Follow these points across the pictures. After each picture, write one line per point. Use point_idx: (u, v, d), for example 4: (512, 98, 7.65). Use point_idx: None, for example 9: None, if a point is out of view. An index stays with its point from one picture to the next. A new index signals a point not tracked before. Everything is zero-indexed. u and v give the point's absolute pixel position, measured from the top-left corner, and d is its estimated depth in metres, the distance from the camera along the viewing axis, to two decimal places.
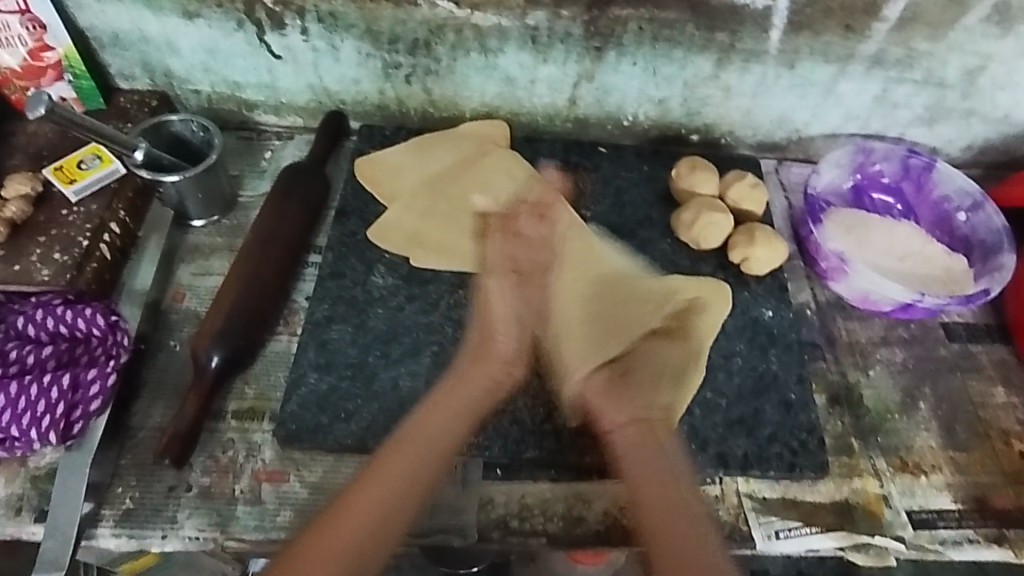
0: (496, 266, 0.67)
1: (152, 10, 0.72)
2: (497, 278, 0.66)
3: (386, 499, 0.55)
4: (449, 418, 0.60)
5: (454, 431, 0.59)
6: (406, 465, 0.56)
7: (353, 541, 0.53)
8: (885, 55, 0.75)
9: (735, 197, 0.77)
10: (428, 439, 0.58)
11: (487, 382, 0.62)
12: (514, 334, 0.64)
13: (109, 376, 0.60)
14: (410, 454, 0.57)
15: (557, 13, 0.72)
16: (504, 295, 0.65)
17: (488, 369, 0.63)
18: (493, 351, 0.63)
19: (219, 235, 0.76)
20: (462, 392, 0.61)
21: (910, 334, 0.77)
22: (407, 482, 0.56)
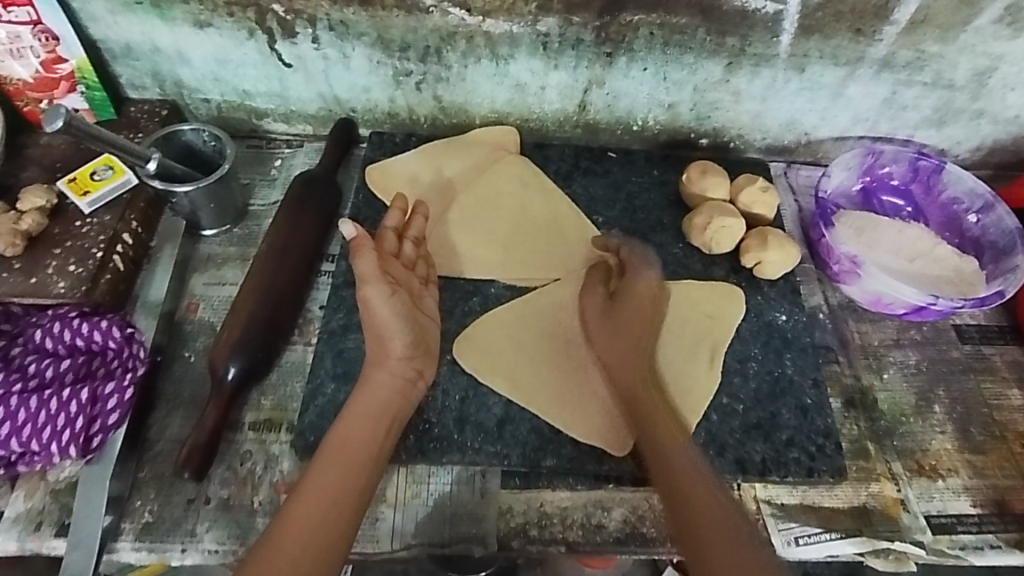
0: (368, 275, 0.61)
1: (164, 20, 0.72)
2: (373, 286, 0.61)
3: (326, 500, 0.54)
4: (365, 423, 0.58)
5: (369, 436, 0.58)
6: (336, 472, 0.55)
7: (312, 535, 0.52)
8: (895, 58, 0.75)
9: (746, 201, 0.77)
10: (347, 446, 0.57)
11: (398, 385, 0.61)
12: (405, 332, 0.62)
13: (127, 390, 0.60)
14: (335, 463, 0.56)
15: (568, 20, 0.72)
16: (381, 298, 0.61)
17: (388, 372, 0.61)
18: (385, 355, 0.62)
19: (231, 244, 0.76)
20: (374, 396, 0.60)
21: (921, 337, 0.77)
22: (341, 488, 0.54)
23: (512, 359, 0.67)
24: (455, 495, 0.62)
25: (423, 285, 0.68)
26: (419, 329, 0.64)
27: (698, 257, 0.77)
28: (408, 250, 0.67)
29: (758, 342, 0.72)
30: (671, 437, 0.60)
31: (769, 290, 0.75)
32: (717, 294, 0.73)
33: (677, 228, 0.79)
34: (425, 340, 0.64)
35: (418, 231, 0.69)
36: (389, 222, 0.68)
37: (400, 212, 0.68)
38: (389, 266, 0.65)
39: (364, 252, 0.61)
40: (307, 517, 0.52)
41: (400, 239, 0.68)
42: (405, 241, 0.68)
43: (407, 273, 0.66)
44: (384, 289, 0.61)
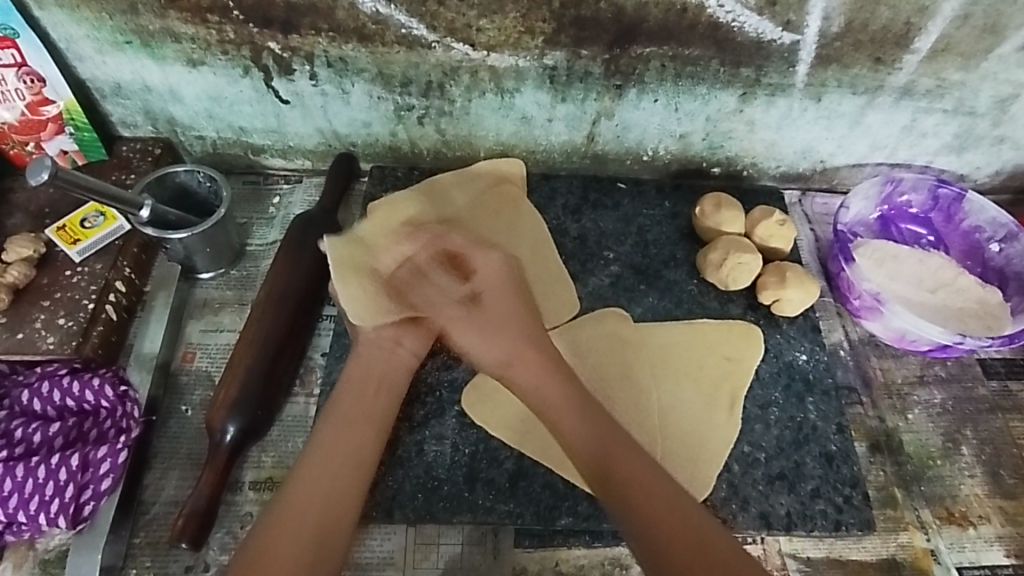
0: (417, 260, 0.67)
1: (154, 58, 0.69)
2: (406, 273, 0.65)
3: (326, 475, 0.52)
4: (373, 395, 0.59)
5: (372, 408, 0.58)
6: (339, 446, 0.54)
7: (315, 522, 0.50)
8: (915, 86, 0.73)
9: (763, 235, 0.74)
10: (353, 417, 0.57)
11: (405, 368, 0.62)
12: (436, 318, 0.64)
13: (120, 453, 0.57)
14: (337, 437, 0.55)
15: (576, 53, 0.69)
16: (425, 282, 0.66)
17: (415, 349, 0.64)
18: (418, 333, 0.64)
19: (229, 287, 0.73)
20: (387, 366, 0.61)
21: (946, 373, 0.73)
22: (343, 460, 0.54)
23: (520, 410, 0.64)
24: (466, 557, 0.59)
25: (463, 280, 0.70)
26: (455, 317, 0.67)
27: (713, 294, 0.74)
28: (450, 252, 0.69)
29: (778, 385, 0.69)
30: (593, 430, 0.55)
31: (788, 327, 0.73)
32: (737, 335, 0.70)
33: (691, 263, 0.76)
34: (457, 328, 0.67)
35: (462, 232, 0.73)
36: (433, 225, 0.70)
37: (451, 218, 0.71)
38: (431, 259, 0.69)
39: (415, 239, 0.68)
40: (300, 508, 0.50)
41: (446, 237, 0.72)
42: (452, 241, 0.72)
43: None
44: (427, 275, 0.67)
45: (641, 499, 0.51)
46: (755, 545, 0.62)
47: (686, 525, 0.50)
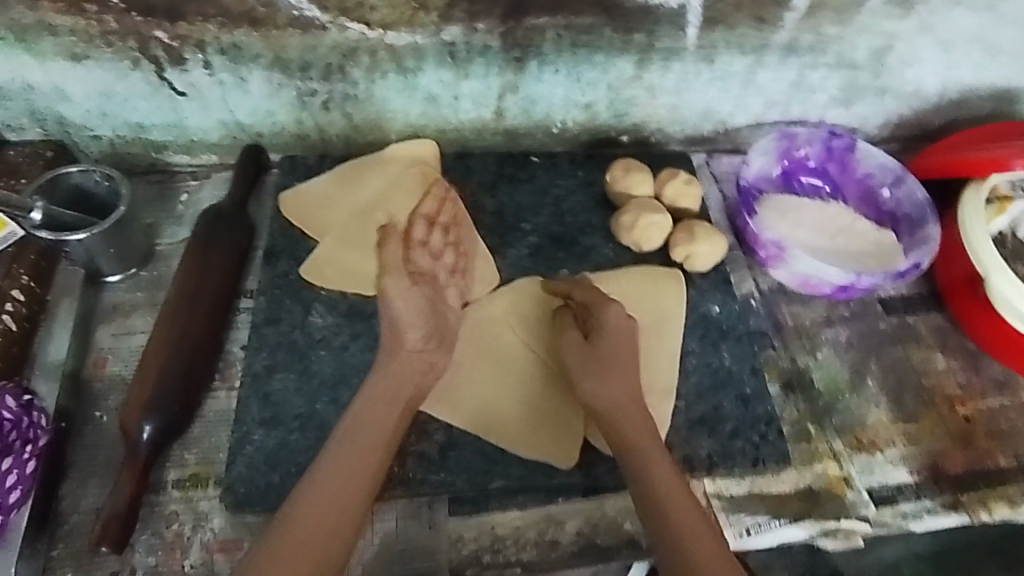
0: (391, 264, 0.59)
1: (33, 55, 0.66)
2: (394, 276, 0.59)
3: (341, 490, 0.52)
4: (384, 398, 0.57)
5: (387, 417, 0.57)
6: (353, 457, 0.54)
7: (313, 535, 0.50)
8: (798, 42, 0.77)
9: (672, 196, 0.78)
10: (367, 425, 0.56)
11: (411, 374, 0.59)
12: (423, 325, 0.60)
13: (28, 463, 0.55)
14: (353, 446, 0.54)
15: (472, 27, 0.70)
16: (400, 293, 0.59)
17: (402, 363, 0.59)
18: (400, 345, 0.60)
19: (139, 289, 0.71)
20: (392, 381, 0.58)
21: (850, 312, 0.78)
22: (353, 478, 0.53)
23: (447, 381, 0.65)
24: (402, 531, 0.60)
25: (448, 276, 0.66)
26: (438, 321, 0.62)
27: (629, 257, 0.77)
28: (435, 239, 0.67)
29: (694, 336, 0.72)
30: (630, 429, 0.58)
31: (701, 282, 0.76)
32: (653, 290, 0.73)
33: (606, 229, 0.78)
34: (443, 332, 0.63)
35: (447, 220, 0.70)
36: (423, 210, 0.69)
37: (435, 203, 0.70)
38: (414, 254, 0.64)
39: (392, 243, 0.59)
40: (307, 520, 0.50)
41: (430, 227, 0.68)
42: (434, 230, 0.67)
43: (433, 262, 0.65)
44: (406, 280, 0.59)
45: (676, 503, 0.53)
46: None
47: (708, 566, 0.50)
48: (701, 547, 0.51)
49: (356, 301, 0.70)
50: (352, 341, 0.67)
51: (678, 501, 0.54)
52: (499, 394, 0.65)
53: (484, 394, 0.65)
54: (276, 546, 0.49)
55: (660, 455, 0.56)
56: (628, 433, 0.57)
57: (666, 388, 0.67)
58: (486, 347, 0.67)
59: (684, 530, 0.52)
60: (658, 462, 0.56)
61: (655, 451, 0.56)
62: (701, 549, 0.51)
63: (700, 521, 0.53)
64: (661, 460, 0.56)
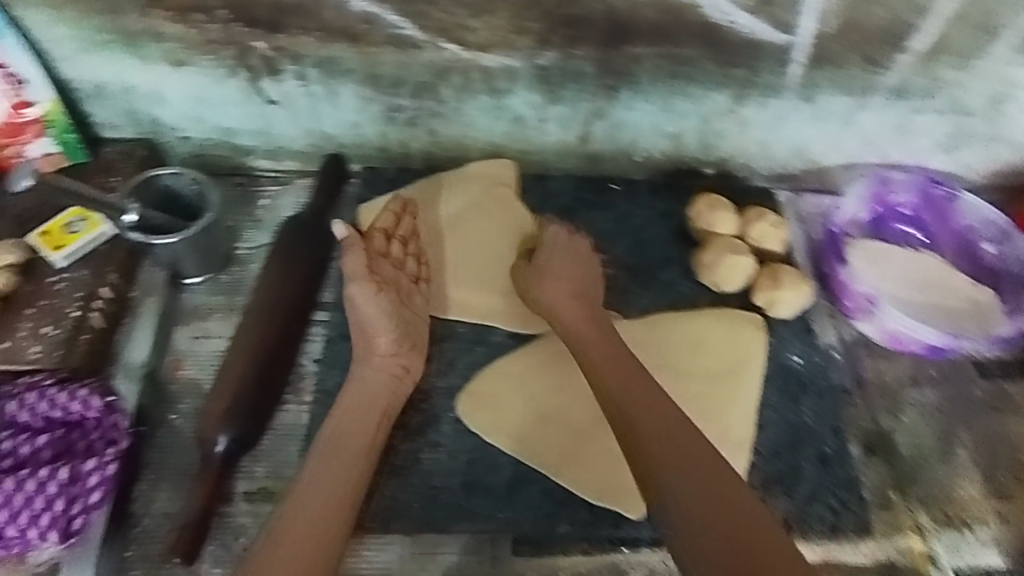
0: (357, 272, 0.61)
1: (138, 58, 0.67)
2: (359, 282, 0.61)
3: (323, 495, 0.53)
4: (358, 417, 0.59)
5: (360, 433, 0.58)
6: (331, 476, 0.54)
7: (305, 550, 0.50)
8: (908, 85, 0.73)
9: (757, 236, 0.74)
10: (342, 443, 0.57)
11: (382, 381, 0.61)
12: (390, 328, 0.61)
13: (109, 465, 0.57)
14: (329, 463, 0.55)
15: (569, 53, 0.68)
16: (369, 298, 0.61)
17: (373, 368, 0.61)
18: (371, 350, 0.62)
19: (217, 293, 0.72)
20: (363, 392, 0.60)
21: (940, 374, 0.73)
22: (332, 482, 0.54)
23: (520, 414, 0.64)
24: (464, 567, 0.58)
25: (413, 284, 0.67)
26: (407, 324, 0.64)
27: (708, 297, 0.74)
28: (396, 250, 0.67)
29: (773, 388, 0.69)
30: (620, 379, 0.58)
31: (781, 329, 0.73)
32: (736, 335, 0.70)
33: (685, 265, 0.76)
34: (414, 336, 0.64)
35: (407, 232, 0.69)
36: (379, 223, 0.68)
37: (393, 214, 0.69)
38: (376, 265, 0.64)
39: (356, 250, 0.61)
40: (292, 538, 0.50)
41: (390, 240, 0.67)
42: (394, 240, 0.67)
43: (396, 272, 0.66)
44: (371, 286, 0.61)
45: (672, 452, 0.53)
46: None
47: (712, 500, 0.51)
48: (707, 501, 0.51)
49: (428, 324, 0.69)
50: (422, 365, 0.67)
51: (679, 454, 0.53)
52: (573, 433, 0.63)
53: (557, 432, 0.63)
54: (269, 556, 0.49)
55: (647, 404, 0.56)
56: (615, 384, 0.58)
57: (744, 443, 0.65)
58: (548, 373, 0.65)
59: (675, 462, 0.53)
60: (649, 412, 0.56)
61: (648, 398, 0.56)
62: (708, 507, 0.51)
63: (703, 471, 0.53)
64: (655, 408, 0.56)
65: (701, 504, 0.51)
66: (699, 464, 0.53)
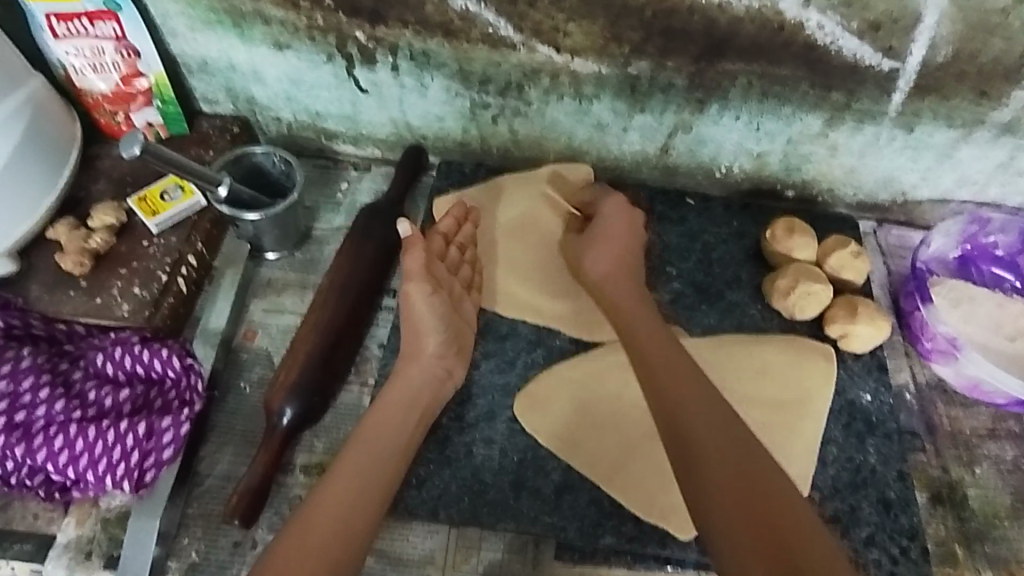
0: (414, 271, 0.63)
1: (242, 39, 0.70)
2: (415, 281, 0.63)
3: (361, 473, 0.53)
4: (399, 409, 0.58)
5: (400, 426, 0.58)
6: (364, 456, 0.54)
7: (333, 526, 0.49)
8: (1018, 123, 0.69)
9: (836, 265, 0.72)
10: (381, 432, 0.56)
11: (427, 381, 0.61)
12: (439, 329, 0.63)
13: (183, 425, 0.59)
14: (367, 442, 0.55)
15: (662, 64, 0.68)
16: (423, 296, 0.62)
17: (421, 367, 0.62)
18: (420, 349, 0.62)
19: (292, 269, 0.74)
20: (407, 388, 0.60)
21: (1021, 429, 0.70)
22: (370, 465, 0.54)
23: (572, 419, 0.63)
24: (506, 565, 0.59)
25: (465, 290, 0.67)
26: (457, 330, 0.64)
27: (777, 322, 0.72)
28: (454, 255, 0.68)
29: (839, 424, 0.67)
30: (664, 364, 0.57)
31: (853, 363, 0.70)
32: (805, 364, 0.68)
33: (756, 288, 0.74)
34: (460, 339, 0.64)
35: (466, 240, 0.69)
36: (440, 228, 0.68)
37: (454, 220, 0.69)
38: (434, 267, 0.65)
39: (415, 250, 0.63)
40: (322, 509, 0.50)
41: (448, 245, 0.68)
42: (452, 246, 0.68)
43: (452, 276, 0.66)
44: (427, 285, 0.63)
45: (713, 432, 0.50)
46: None
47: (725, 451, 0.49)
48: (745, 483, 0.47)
49: (491, 320, 0.70)
50: (482, 360, 0.67)
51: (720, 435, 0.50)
52: (623, 444, 0.62)
53: (605, 439, 0.62)
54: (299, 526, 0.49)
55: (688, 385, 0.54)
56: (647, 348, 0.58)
57: (799, 478, 0.63)
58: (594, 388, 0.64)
59: (693, 412, 0.52)
60: (690, 401, 0.53)
61: (692, 388, 0.54)
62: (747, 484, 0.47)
63: (743, 457, 0.49)
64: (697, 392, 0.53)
65: (731, 466, 0.48)
66: (743, 453, 0.49)
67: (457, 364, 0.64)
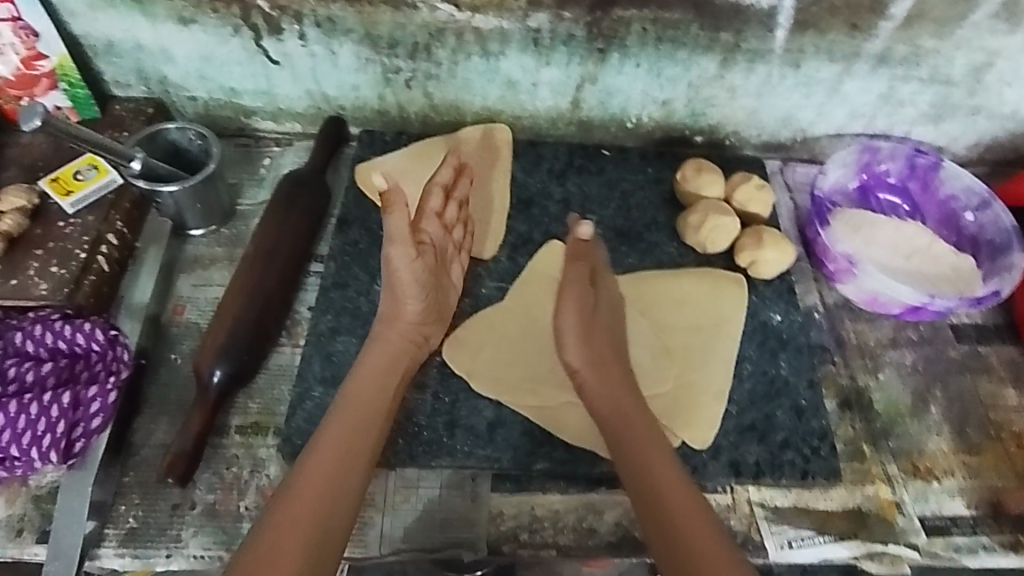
0: (398, 235, 0.59)
1: (146, 16, 0.70)
2: (399, 247, 0.59)
3: (339, 457, 0.54)
4: (379, 377, 0.59)
5: (382, 391, 0.58)
6: (350, 426, 0.56)
7: (318, 502, 0.51)
8: (891, 53, 0.74)
9: (742, 199, 0.76)
10: (362, 405, 0.57)
11: (405, 346, 0.62)
12: (420, 297, 0.62)
13: (110, 394, 0.59)
14: (349, 418, 0.56)
15: (559, 15, 0.71)
16: (405, 263, 0.60)
17: (398, 332, 0.62)
18: (399, 315, 0.62)
19: (219, 245, 0.75)
20: (385, 352, 0.61)
21: (918, 336, 0.75)
22: (348, 448, 0.54)
23: (504, 363, 0.66)
24: (445, 499, 0.61)
25: (456, 249, 0.69)
26: (437, 295, 0.65)
27: (693, 257, 0.76)
28: (450, 212, 0.69)
29: (753, 343, 0.71)
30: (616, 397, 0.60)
31: (764, 289, 0.74)
32: (714, 291, 0.73)
33: (672, 227, 0.78)
34: (440, 306, 0.65)
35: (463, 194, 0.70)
36: (438, 179, 0.68)
37: (452, 170, 0.69)
38: (425, 224, 0.66)
39: (398, 213, 0.58)
40: (304, 496, 0.51)
41: (446, 199, 0.69)
42: (450, 202, 0.69)
43: (444, 234, 0.67)
44: (410, 252, 0.60)
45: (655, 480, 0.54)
46: (724, 494, 0.64)
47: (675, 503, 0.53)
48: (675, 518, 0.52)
49: None
50: None
51: (658, 482, 0.54)
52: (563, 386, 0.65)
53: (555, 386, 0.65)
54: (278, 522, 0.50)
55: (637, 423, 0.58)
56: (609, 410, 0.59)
57: (718, 393, 0.67)
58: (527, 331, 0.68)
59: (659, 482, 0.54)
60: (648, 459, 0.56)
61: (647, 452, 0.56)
62: (674, 527, 0.52)
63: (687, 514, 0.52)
64: (650, 440, 0.57)
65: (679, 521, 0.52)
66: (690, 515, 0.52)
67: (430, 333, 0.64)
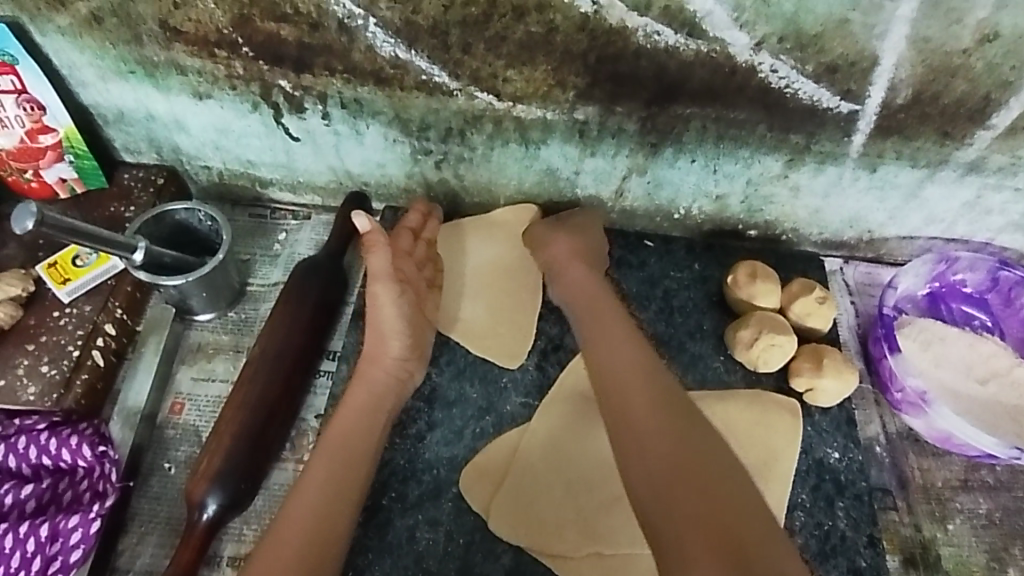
0: (379, 272, 0.62)
1: (159, 88, 0.65)
2: (383, 283, 0.62)
3: (324, 490, 0.52)
4: (363, 414, 0.58)
5: (367, 431, 0.57)
6: (333, 463, 0.54)
7: (306, 538, 0.49)
8: (985, 162, 0.65)
9: (800, 312, 0.68)
10: (347, 440, 0.56)
11: (392, 384, 0.61)
12: (406, 333, 0.62)
13: (92, 523, 0.55)
14: (333, 450, 0.55)
15: (610, 108, 0.63)
16: (389, 298, 0.61)
17: (383, 370, 0.61)
18: (382, 352, 0.61)
19: (225, 331, 0.68)
20: (368, 390, 0.59)
21: (994, 479, 0.67)
22: (336, 484, 0.53)
23: (522, 502, 0.59)
24: None
25: (429, 289, 0.67)
26: (420, 331, 0.63)
27: (741, 374, 0.68)
28: (421, 251, 0.67)
29: (806, 486, 0.63)
30: (623, 380, 0.54)
31: (820, 418, 0.67)
32: (768, 422, 0.65)
33: (719, 337, 0.70)
34: (423, 342, 0.64)
35: (433, 235, 0.69)
36: (407, 222, 0.68)
37: (420, 215, 0.69)
38: (399, 263, 0.65)
39: (377, 249, 0.62)
40: (293, 526, 0.50)
41: (416, 240, 0.68)
42: (421, 241, 0.68)
43: (418, 272, 0.66)
44: (394, 288, 0.62)
45: (654, 445, 0.49)
46: None
47: (685, 484, 0.46)
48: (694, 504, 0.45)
49: (436, 385, 0.65)
50: (428, 431, 0.63)
51: (665, 464, 0.48)
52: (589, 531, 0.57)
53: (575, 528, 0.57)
54: (267, 554, 0.48)
55: (651, 411, 0.51)
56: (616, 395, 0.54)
57: None
58: (550, 458, 0.61)
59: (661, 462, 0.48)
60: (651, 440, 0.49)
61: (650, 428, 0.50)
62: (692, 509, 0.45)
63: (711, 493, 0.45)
64: (654, 420, 0.51)
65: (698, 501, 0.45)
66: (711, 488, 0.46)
67: (418, 369, 0.63)
